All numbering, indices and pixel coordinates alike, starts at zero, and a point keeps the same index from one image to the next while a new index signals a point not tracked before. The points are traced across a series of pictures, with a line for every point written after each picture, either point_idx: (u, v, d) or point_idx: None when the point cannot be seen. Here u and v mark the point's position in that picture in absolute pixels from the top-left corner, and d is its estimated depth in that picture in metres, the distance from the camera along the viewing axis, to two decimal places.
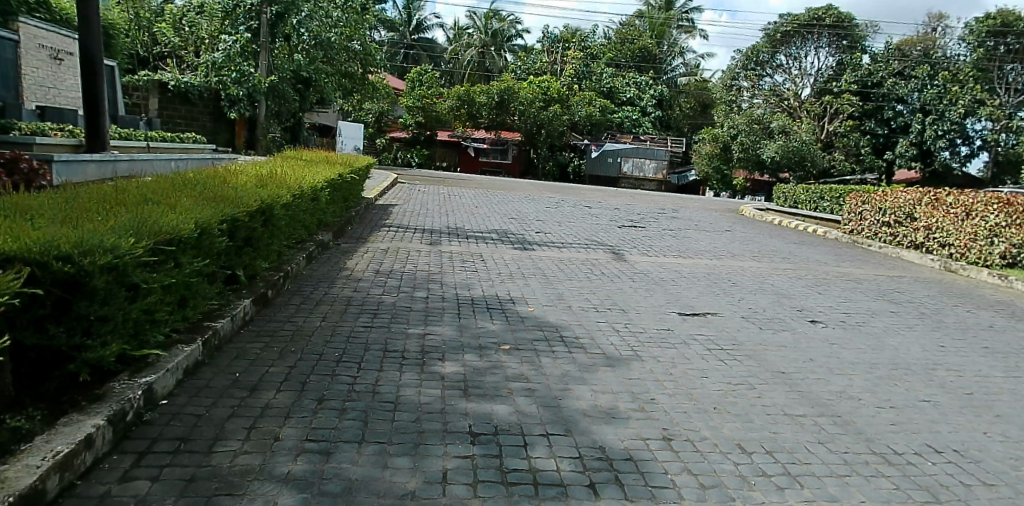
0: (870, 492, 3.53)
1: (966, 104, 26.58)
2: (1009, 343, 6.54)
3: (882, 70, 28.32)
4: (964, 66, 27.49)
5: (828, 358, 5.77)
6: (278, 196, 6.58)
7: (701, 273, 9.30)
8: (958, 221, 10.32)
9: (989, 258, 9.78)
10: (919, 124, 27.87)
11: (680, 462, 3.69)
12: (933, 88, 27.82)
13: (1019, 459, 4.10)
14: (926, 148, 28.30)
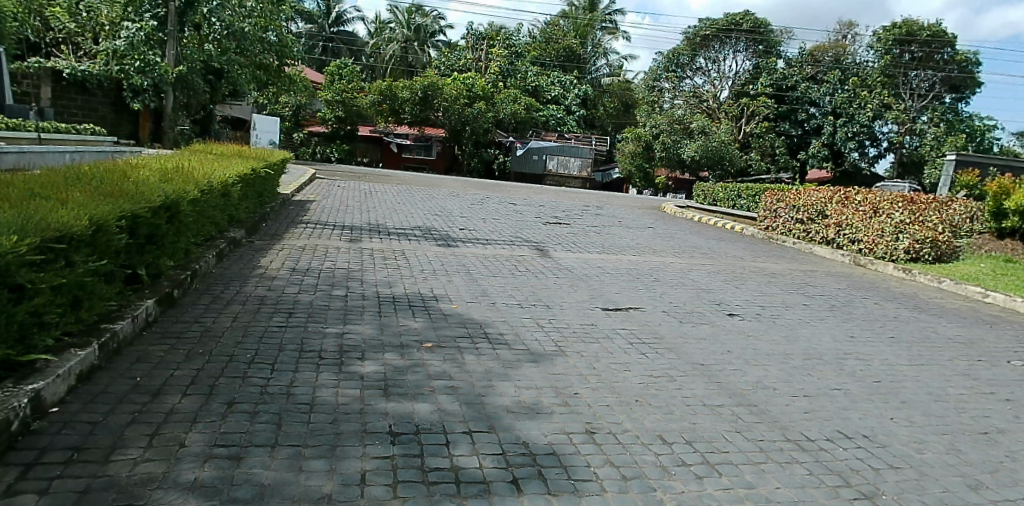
0: (785, 478, 3.57)
1: (874, 108, 28.27)
2: (911, 331, 6.88)
3: (796, 75, 29.78)
4: (872, 73, 29.35)
5: (745, 349, 5.89)
6: (185, 191, 6.13)
7: (624, 268, 9.41)
8: (866, 218, 10.89)
9: (894, 253, 10.31)
10: (831, 126, 29.21)
11: (602, 454, 3.61)
12: (844, 92, 29.19)
13: (923, 443, 4.26)
14: (837, 149, 29.47)
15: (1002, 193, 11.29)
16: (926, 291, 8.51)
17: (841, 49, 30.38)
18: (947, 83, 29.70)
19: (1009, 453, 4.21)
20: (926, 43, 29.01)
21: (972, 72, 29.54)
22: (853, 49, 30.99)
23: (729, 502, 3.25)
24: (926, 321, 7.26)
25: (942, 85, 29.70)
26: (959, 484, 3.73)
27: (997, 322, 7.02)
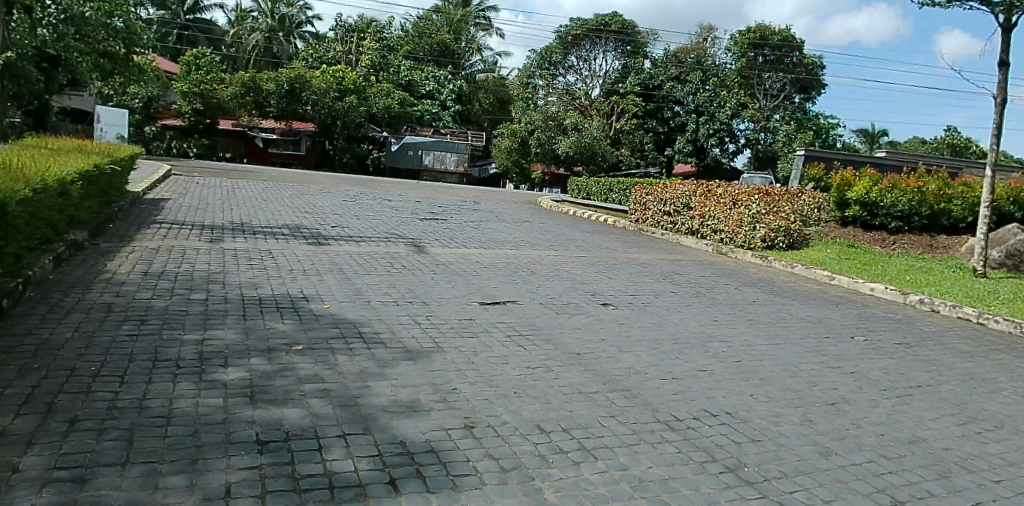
0: (655, 458, 3.43)
1: (731, 106, 29.63)
2: (768, 311, 7.25)
3: (661, 75, 30.83)
4: (730, 74, 31.11)
5: (618, 336, 5.83)
6: (14, 188, 5.27)
7: (500, 263, 9.36)
8: (727, 210, 11.64)
9: (752, 242, 11.06)
10: (694, 123, 30.33)
11: (482, 448, 3.42)
12: (706, 92, 30.40)
13: (779, 415, 4.10)
14: (700, 145, 30.69)
15: (844, 186, 12.45)
16: (780, 276, 9.16)
17: (702, 51, 31.68)
18: (797, 84, 31.97)
19: (855, 420, 4.06)
20: (778, 47, 31.07)
21: (818, 75, 31.96)
22: (712, 51, 32.74)
23: (605, 485, 3.09)
24: (781, 302, 7.72)
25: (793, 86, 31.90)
26: (812, 452, 3.59)
27: (842, 301, 7.64)
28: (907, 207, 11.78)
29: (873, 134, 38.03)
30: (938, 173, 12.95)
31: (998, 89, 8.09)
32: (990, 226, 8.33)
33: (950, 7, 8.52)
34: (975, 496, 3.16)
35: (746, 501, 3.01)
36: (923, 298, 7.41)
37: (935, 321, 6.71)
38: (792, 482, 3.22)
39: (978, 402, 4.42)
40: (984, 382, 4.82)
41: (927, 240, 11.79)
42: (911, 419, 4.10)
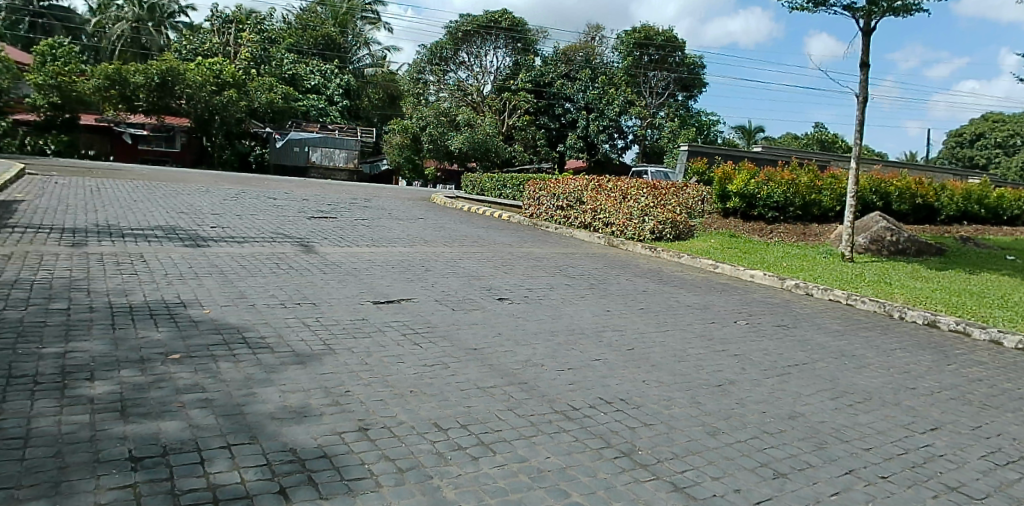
0: (554, 447, 3.38)
1: (619, 104, 30.39)
2: (657, 300, 7.49)
3: (552, 72, 31.41)
4: (617, 72, 31.91)
5: (515, 330, 5.73)
6: None
7: (394, 261, 9.08)
8: (617, 203, 12.01)
9: (642, 234, 11.48)
10: (584, 120, 30.87)
11: (377, 450, 3.24)
12: (594, 90, 31.09)
13: (669, 399, 4.17)
14: (591, 141, 31.27)
15: (726, 179, 13.12)
16: (669, 266, 9.51)
17: (591, 50, 32.37)
18: (679, 82, 33.27)
19: (739, 399, 4.22)
20: (662, 47, 32.13)
21: (697, 74, 33.47)
22: (600, 50, 33.46)
23: (504, 478, 3.02)
24: (669, 291, 8.00)
25: (676, 84, 32.85)
26: (700, 432, 3.67)
27: (725, 288, 8.04)
28: (782, 198, 12.70)
29: (749, 129, 40.23)
30: (807, 166, 14.02)
31: (860, 87, 8.81)
32: (855, 215, 9.06)
33: (817, 11, 9.19)
34: (847, 464, 3.33)
35: (640, 484, 3.02)
36: (797, 283, 7.95)
37: (808, 304, 7.22)
38: (683, 463, 3.27)
39: (848, 377, 4.74)
40: (851, 358, 5.21)
41: (800, 228, 12.71)
42: (789, 395, 4.32)
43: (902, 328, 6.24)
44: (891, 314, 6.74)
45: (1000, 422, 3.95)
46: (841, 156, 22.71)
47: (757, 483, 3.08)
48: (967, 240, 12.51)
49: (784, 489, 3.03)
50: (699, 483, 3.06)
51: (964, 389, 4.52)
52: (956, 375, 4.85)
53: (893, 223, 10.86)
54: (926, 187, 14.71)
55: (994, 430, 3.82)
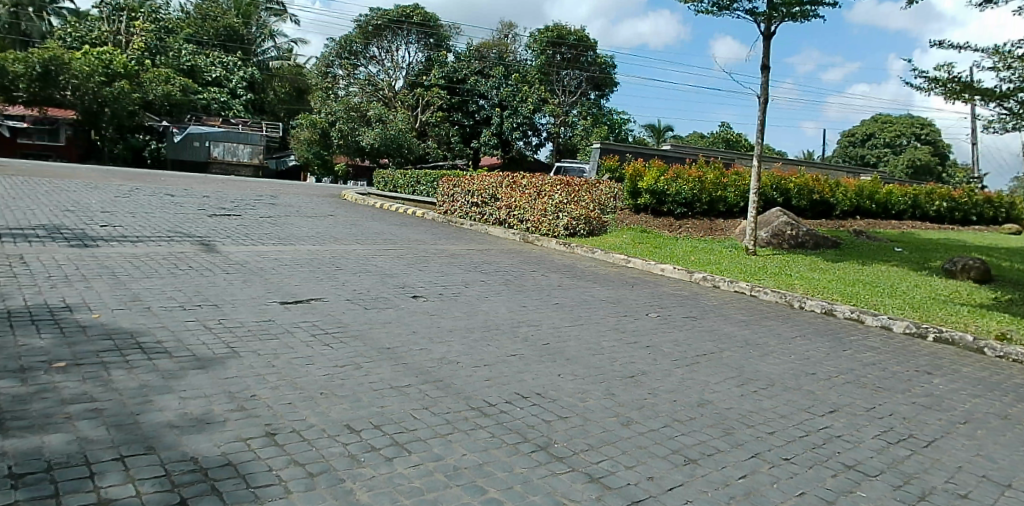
0: (470, 444, 3.29)
1: (533, 102, 30.54)
2: (572, 294, 7.52)
3: (465, 68, 30.86)
4: (531, 71, 32.21)
5: (429, 328, 5.58)
6: None
7: (303, 260, 8.67)
8: (531, 200, 12.10)
9: (556, 230, 11.63)
10: (498, 117, 30.71)
11: (286, 455, 3.04)
12: (508, 87, 31.05)
13: (584, 391, 4.16)
14: (505, 138, 31.09)
15: (636, 176, 13.44)
16: (583, 262, 9.62)
17: (503, 47, 32.31)
18: (591, 81, 33.85)
19: (651, 389, 4.28)
20: (574, 46, 32.66)
21: (609, 73, 34.08)
22: (513, 48, 33.26)
23: (420, 478, 2.90)
24: (584, 285, 8.07)
25: (587, 84, 33.61)
26: (615, 423, 3.67)
27: (638, 282, 8.22)
28: (690, 195, 13.21)
29: (658, 128, 41.57)
30: (714, 163, 14.64)
31: (760, 89, 9.27)
32: (757, 210, 9.50)
33: (721, 15, 9.59)
34: (754, 448, 3.43)
35: (557, 477, 2.99)
36: (705, 275, 8.24)
37: (715, 296, 7.49)
38: (598, 453, 3.26)
39: (752, 364, 4.93)
40: (756, 346, 5.43)
41: (707, 223, 13.25)
42: (698, 384, 4.42)
43: (802, 317, 6.59)
44: (791, 304, 7.11)
45: (890, 402, 4.22)
46: (743, 154, 23.88)
47: (671, 470, 3.12)
48: (858, 233, 13.43)
49: (695, 474, 3.09)
50: (614, 472, 3.06)
51: (859, 372, 4.81)
52: (851, 359, 5.15)
53: (792, 218, 11.48)
54: (822, 184, 15.69)
55: (885, 410, 4.08)
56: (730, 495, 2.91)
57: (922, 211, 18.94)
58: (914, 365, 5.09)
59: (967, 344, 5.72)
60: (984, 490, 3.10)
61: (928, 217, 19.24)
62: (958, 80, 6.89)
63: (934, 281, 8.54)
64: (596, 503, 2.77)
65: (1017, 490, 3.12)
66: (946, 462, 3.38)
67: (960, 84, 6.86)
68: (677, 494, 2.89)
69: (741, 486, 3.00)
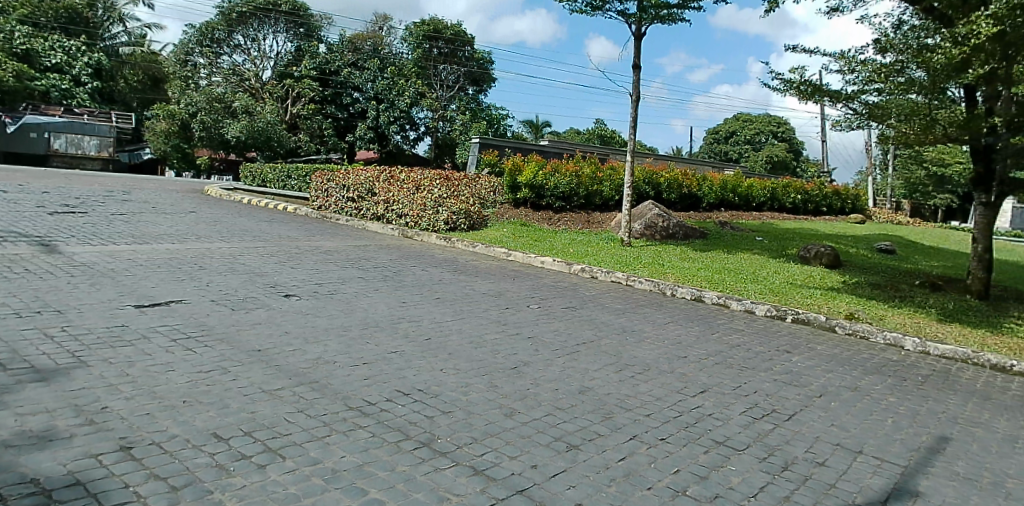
0: (350, 445, 3.09)
1: (410, 95, 29.51)
2: (455, 288, 7.41)
3: (338, 60, 29.63)
4: (408, 64, 31.50)
5: (303, 327, 5.24)
6: None
7: (161, 260, 7.91)
8: (410, 195, 11.88)
9: (436, 225, 11.39)
10: (374, 110, 29.60)
11: (145, 469, 2.71)
12: (383, 80, 29.86)
13: (467, 385, 4.05)
14: (381, 132, 29.79)
15: (515, 171, 13.54)
16: (465, 256, 9.53)
17: (378, 40, 31.62)
18: (469, 76, 33.57)
19: (533, 379, 4.25)
20: (450, 41, 32.33)
21: (488, 69, 33.90)
22: (388, 41, 32.46)
23: (296, 483, 2.69)
24: (465, 279, 7.97)
25: (465, 78, 33.43)
26: (498, 414, 3.60)
27: (519, 275, 8.27)
28: (567, 189, 13.55)
29: (537, 124, 42.25)
30: (590, 158, 15.09)
31: (633, 88, 9.64)
32: (631, 204, 9.85)
33: (594, 15, 9.87)
34: (633, 430, 3.51)
35: (441, 472, 2.88)
36: (584, 267, 8.44)
37: (594, 286, 7.69)
38: (482, 446, 3.19)
39: (629, 351, 5.07)
40: (632, 333, 5.60)
41: (584, 216, 13.64)
42: (579, 372, 4.47)
43: (674, 304, 6.91)
44: (664, 292, 7.45)
45: (755, 381, 4.49)
46: (619, 151, 24.85)
47: (554, 457, 3.11)
48: (724, 223, 14.36)
49: (578, 460, 3.10)
50: (498, 464, 3.00)
51: (727, 354, 5.09)
52: (719, 342, 5.45)
53: (663, 210, 12.07)
54: (690, 178, 16.65)
55: (751, 388, 4.33)
56: (611, 478, 2.96)
57: (780, 202, 20.65)
58: (775, 345, 5.48)
59: (821, 323, 6.27)
60: (838, 457, 3.37)
61: (785, 208, 21.00)
62: (810, 82, 7.51)
63: (792, 267, 9.30)
64: (481, 495, 2.70)
65: (866, 455, 3.43)
66: (806, 434, 3.63)
67: (811, 85, 7.50)
68: (561, 481, 2.89)
69: (621, 468, 3.06)
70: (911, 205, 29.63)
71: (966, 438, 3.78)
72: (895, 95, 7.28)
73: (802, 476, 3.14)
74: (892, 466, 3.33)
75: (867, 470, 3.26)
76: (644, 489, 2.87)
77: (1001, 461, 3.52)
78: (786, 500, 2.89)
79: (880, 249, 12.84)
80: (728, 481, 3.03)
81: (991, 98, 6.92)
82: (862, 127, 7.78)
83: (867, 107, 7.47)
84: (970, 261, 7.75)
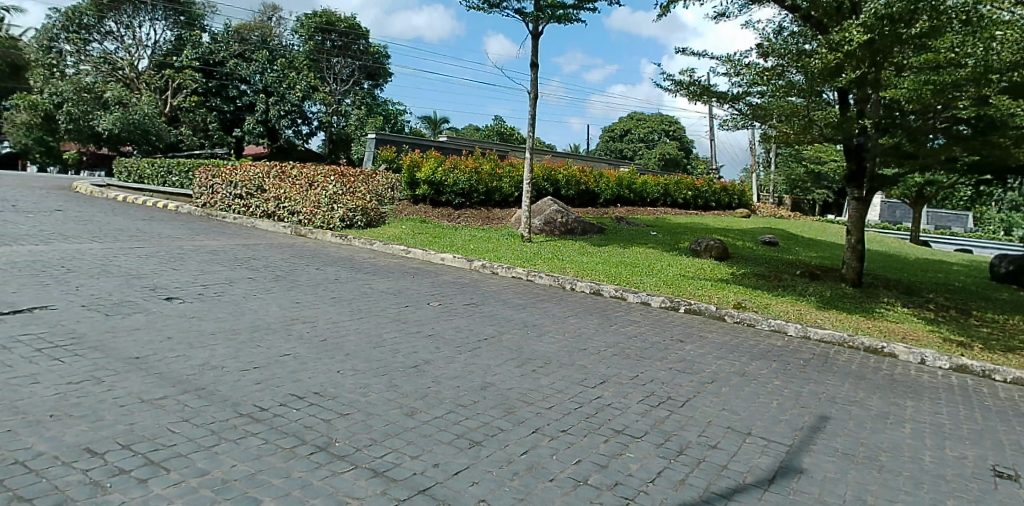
0: (241, 453, 2.92)
1: (302, 88, 26.29)
2: (352, 287, 7.20)
3: (223, 50, 26.68)
4: (298, 56, 28.88)
5: (187, 332, 4.92)
6: None
7: (20, 263, 7.18)
8: (303, 192, 11.49)
9: (331, 222, 11.14)
10: (263, 103, 26.19)
11: (7, 492, 2.46)
12: (273, 73, 26.69)
13: (366, 386, 3.94)
14: (271, 127, 26.57)
15: (413, 166, 13.53)
16: (363, 254, 9.31)
17: (266, 30, 28.64)
18: (364, 71, 31.73)
19: (434, 377, 4.20)
20: (345, 34, 30.28)
21: (383, 62, 32.29)
22: (278, 31, 29.69)
23: (182, 497, 2.52)
24: (362, 278, 7.76)
25: (361, 73, 31.55)
26: (398, 414, 3.53)
27: (419, 272, 8.18)
28: (466, 185, 13.55)
29: (435, 120, 41.82)
30: (490, 155, 15.14)
31: (531, 86, 9.76)
32: (530, 201, 9.97)
33: (491, 12, 9.92)
34: (535, 423, 3.54)
35: (339, 476, 2.79)
36: (484, 263, 8.46)
37: (494, 282, 7.71)
38: (382, 447, 3.11)
39: (530, 345, 5.12)
40: (533, 328, 5.67)
41: (484, 213, 13.70)
42: (480, 368, 4.47)
43: (574, 298, 7.05)
44: (564, 286, 7.58)
45: (651, 370, 4.65)
46: (520, 147, 25.01)
47: (456, 455, 3.08)
48: (621, 220, 14.81)
49: (480, 456, 3.09)
50: (398, 464, 2.93)
51: (624, 345, 5.25)
52: (616, 334, 5.61)
53: (561, 206, 12.31)
54: (588, 175, 17.09)
55: (647, 377, 4.48)
56: (514, 472, 2.96)
57: (672, 198, 21.59)
58: (670, 335, 5.71)
59: (711, 313, 6.58)
60: (729, 439, 3.54)
61: (677, 204, 21.97)
62: (699, 83, 7.88)
63: (683, 260, 9.72)
64: (381, 497, 2.64)
65: (754, 436, 3.62)
66: (698, 419, 3.79)
67: (699, 87, 7.87)
68: (464, 477, 2.87)
69: (523, 461, 3.07)
70: (792, 200, 31.69)
71: (842, 416, 4.08)
72: (776, 97, 7.68)
73: (696, 459, 3.27)
74: (778, 445, 3.53)
75: (756, 450, 3.44)
76: (546, 481, 2.90)
77: (874, 436, 3.83)
78: (682, 483, 3.01)
79: (763, 242, 13.63)
80: (628, 468, 3.11)
81: (861, 102, 7.62)
82: (746, 127, 8.24)
83: (750, 108, 7.91)
84: (845, 252, 8.40)
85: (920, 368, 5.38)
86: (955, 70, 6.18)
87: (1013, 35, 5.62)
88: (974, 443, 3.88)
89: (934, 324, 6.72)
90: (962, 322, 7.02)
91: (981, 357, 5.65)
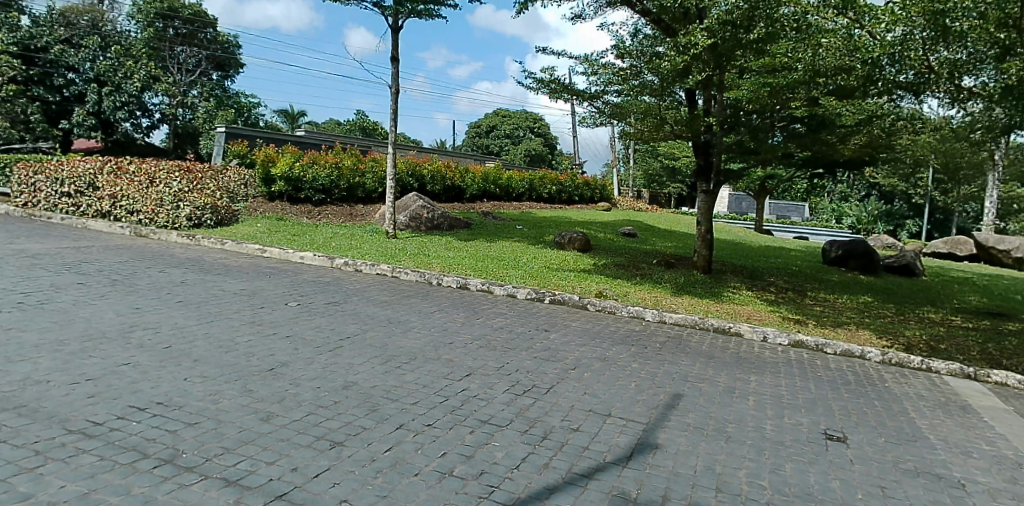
0: (71, 473, 2.69)
1: (141, 78, 24.17)
2: (201, 289, 6.80)
3: (46, 34, 22.81)
4: (136, 43, 25.66)
5: (3, 346, 4.42)
6: None
7: None
8: (142, 189, 10.66)
9: (176, 221, 10.41)
10: (94, 92, 23.59)
11: None
12: (106, 60, 24.02)
13: (216, 393, 3.74)
14: (105, 119, 24.17)
15: (268, 162, 12.96)
16: (213, 255, 8.80)
17: (99, 15, 24.77)
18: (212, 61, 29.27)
19: (292, 380, 4.07)
20: (190, 21, 27.84)
21: (234, 53, 30.30)
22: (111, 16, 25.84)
23: None
24: (214, 280, 7.35)
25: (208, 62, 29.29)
26: (253, 420, 3.39)
27: (278, 273, 7.85)
28: (327, 181, 13.20)
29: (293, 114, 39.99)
30: (351, 150, 14.77)
31: (392, 80, 9.65)
32: (394, 196, 9.87)
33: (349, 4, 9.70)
34: (399, 420, 3.52)
35: (187, 488, 2.65)
36: (347, 260, 8.28)
37: (358, 280, 7.56)
38: (235, 454, 2.97)
39: (394, 341, 5.08)
40: (398, 324, 5.63)
41: (346, 209, 13.43)
42: (342, 367, 4.38)
43: (440, 293, 7.07)
44: (431, 282, 7.57)
45: (515, 360, 4.77)
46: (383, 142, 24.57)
47: (315, 457, 3.01)
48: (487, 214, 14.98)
49: (341, 457, 3.03)
50: (252, 471, 2.82)
51: (489, 337, 5.34)
52: (482, 326, 5.69)
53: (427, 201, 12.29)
54: (452, 171, 17.15)
55: (512, 367, 4.59)
56: (377, 470, 2.93)
57: (537, 192, 22.17)
58: (534, 325, 5.88)
59: (575, 302, 6.83)
60: (591, 421, 3.71)
61: (541, 198, 22.58)
62: (558, 81, 8.14)
63: (547, 253, 10.01)
64: None
65: (614, 417, 3.82)
66: (562, 404, 3.94)
67: (559, 84, 8.13)
68: (324, 479, 2.81)
69: (386, 459, 3.04)
70: (649, 193, 33.47)
71: (692, 393, 4.39)
72: (632, 97, 8.16)
73: (559, 442, 3.40)
74: (635, 424, 3.74)
75: (615, 430, 3.63)
76: (411, 476, 2.90)
77: (720, 409, 4.15)
78: (546, 466, 3.12)
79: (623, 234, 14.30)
80: (493, 456, 3.18)
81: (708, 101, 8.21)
82: (605, 123, 8.67)
83: (608, 106, 8.31)
84: (697, 241, 8.97)
85: (763, 345, 5.89)
86: (788, 73, 6.75)
87: (835, 43, 6.00)
88: (807, 410, 4.31)
89: (775, 305, 7.38)
90: (798, 302, 7.75)
91: (815, 332, 6.30)
